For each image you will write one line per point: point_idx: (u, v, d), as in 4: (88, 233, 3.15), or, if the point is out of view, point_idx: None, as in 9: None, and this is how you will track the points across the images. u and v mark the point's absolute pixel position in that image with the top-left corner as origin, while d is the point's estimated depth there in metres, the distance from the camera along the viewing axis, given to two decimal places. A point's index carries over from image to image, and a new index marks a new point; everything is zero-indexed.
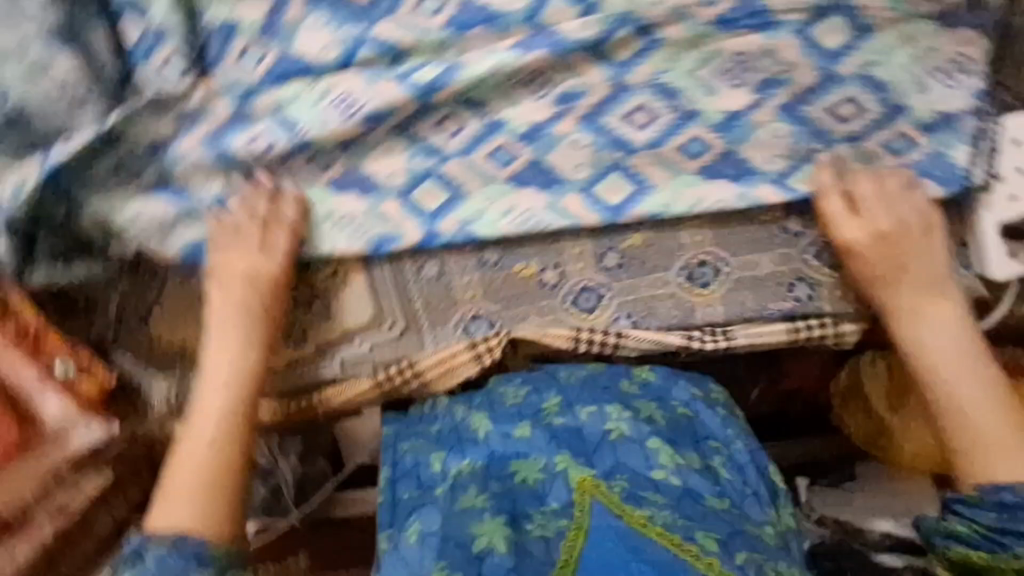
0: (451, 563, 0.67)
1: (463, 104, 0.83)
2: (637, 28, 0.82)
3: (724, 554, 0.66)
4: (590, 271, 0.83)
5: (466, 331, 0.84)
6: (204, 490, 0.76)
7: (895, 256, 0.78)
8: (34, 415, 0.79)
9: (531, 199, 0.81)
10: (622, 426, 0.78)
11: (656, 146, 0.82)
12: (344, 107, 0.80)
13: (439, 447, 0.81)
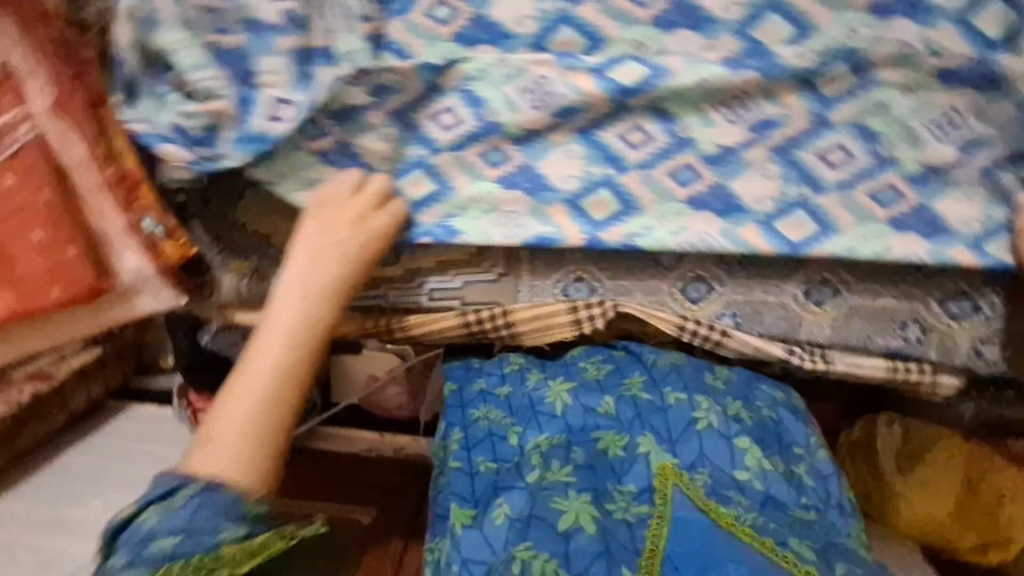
0: (536, 543, 0.65)
1: (653, 111, 0.75)
2: (854, 65, 0.71)
3: (822, 564, 0.63)
4: (709, 263, 0.80)
5: (566, 292, 0.82)
6: (247, 440, 0.69)
7: None
8: (111, 265, 0.76)
9: (707, 225, 0.76)
10: (707, 419, 0.78)
11: (845, 189, 0.74)
12: (534, 96, 0.74)
13: (516, 420, 0.81)
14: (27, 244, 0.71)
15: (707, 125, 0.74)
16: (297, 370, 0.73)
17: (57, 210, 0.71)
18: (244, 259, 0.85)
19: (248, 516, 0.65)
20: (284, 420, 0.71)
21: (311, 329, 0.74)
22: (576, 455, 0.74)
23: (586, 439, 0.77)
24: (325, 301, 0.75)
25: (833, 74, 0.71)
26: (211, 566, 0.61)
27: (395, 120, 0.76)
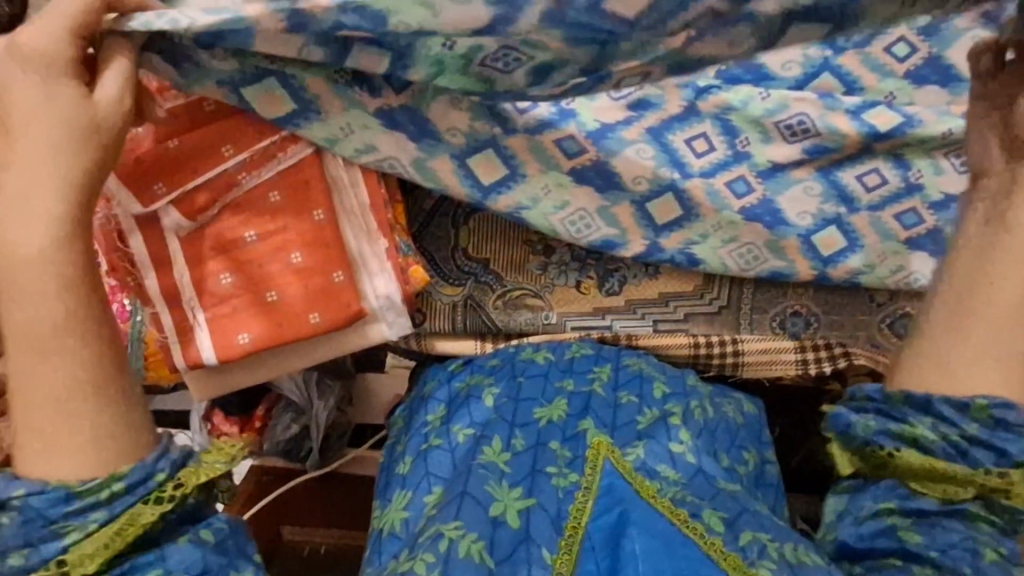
0: (466, 522, 0.60)
1: (890, 157, 0.77)
2: None
3: (728, 537, 0.60)
4: (917, 300, 0.82)
5: (781, 325, 0.83)
6: (80, 407, 0.59)
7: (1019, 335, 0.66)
8: (353, 281, 0.67)
9: (923, 263, 0.79)
10: (658, 418, 0.72)
11: None
12: (791, 133, 0.75)
13: (492, 382, 0.75)
14: (286, 267, 0.65)
15: (938, 173, 0.78)
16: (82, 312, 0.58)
17: (328, 236, 0.66)
18: (459, 285, 0.81)
19: (99, 500, 0.57)
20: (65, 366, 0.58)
21: (32, 256, 0.56)
22: (517, 438, 0.68)
23: (525, 412, 0.70)
24: (38, 221, 0.56)
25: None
26: (69, 570, 0.55)
27: (652, 138, 0.74)
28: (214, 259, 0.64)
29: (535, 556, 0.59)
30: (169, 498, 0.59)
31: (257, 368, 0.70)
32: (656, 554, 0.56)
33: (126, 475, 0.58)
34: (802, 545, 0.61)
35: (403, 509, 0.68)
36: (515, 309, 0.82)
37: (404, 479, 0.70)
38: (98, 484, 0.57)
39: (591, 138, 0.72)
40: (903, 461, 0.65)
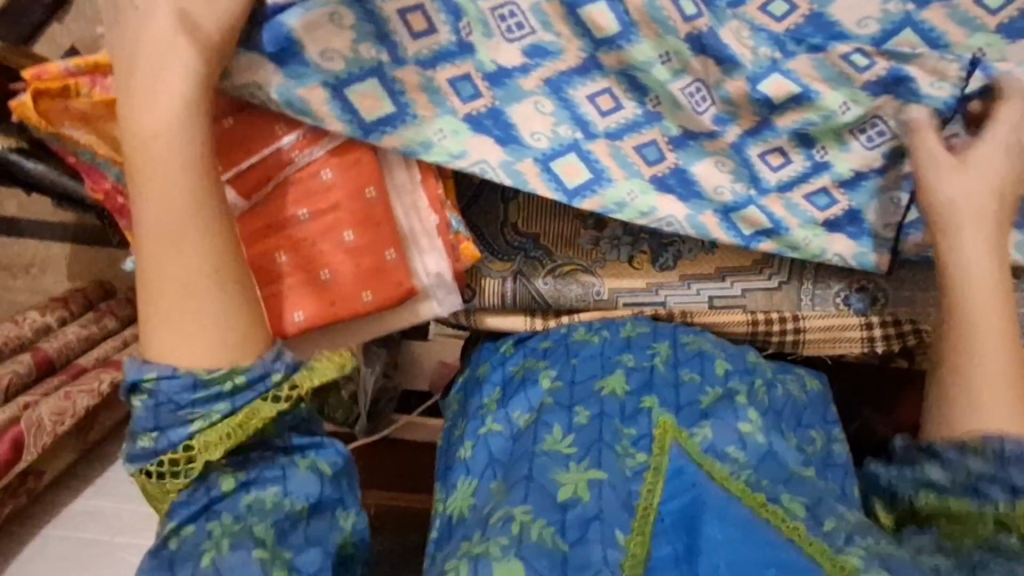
0: (535, 508, 0.60)
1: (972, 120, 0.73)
2: None
3: (810, 523, 0.58)
4: None
5: (845, 301, 0.79)
6: (201, 296, 0.57)
7: (1001, 348, 0.68)
8: (406, 257, 0.68)
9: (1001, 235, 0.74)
10: (722, 397, 0.70)
11: None
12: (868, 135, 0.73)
13: (547, 364, 0.74)
14: (338, 245, 0.65)
15: None
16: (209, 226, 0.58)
17: (379, 214, 0.65)
18: (508, 260, 0.80)
19: (223, 390, 0.57)
20: (186, 248, 0.57)
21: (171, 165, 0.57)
22: (578, 419, 0.67)
23: (584, 392, 0.70)
24: (171, 120, 0.56)
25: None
26: (196, 455, 0.57)
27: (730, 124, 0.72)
28: (269, 239, 0.64)
29: (608, 536, 0.57)
30: (285, 399, 0.58)
31: (310, 348, 0.70)
32: (739, 539, 0.55)
33: (249, 369, 0.57)
34: (882, 538, 0.59)
35: (470, 495, 0.68)
36: (566, 284, 0.80)
37: (468, 466, 0.70)
38: (223, 374, 0.57)
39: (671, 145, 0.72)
40: (921, 505, 0.65)
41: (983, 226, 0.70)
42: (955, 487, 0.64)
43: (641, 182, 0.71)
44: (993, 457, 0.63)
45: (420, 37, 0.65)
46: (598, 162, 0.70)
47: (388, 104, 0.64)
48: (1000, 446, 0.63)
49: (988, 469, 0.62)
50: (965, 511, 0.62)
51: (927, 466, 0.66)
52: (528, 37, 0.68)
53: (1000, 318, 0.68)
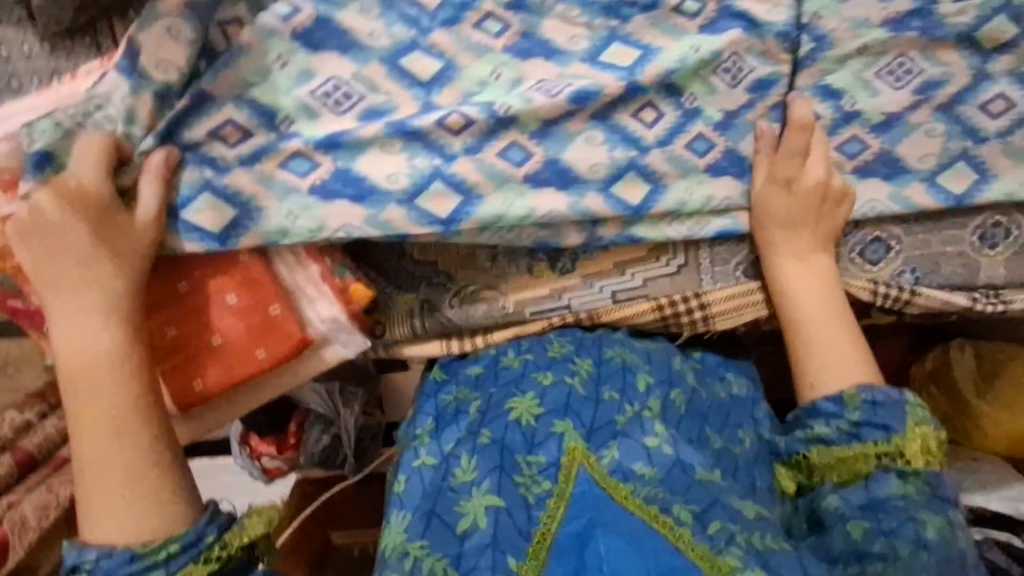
0: (431, 543, 0.64)
1: (819, 91, 0.75)
2: (1013, 17, 0.73)
3: (696, 527, 0.61)
4: (885, 222, 0.79)
5: (747, 272, 0.81)
6: (138, 500, 0.63)
7: (847, 317, 0.79)
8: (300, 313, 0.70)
9: (875, 189, 0.77)
10: (636, 415, 0.73)
11: (1008, 137, 0.75)
12: (732, 78, 0.73)
13: (477, 394, 0.77)
14: (225, 310, 0.68)
15: (874, 96, 0.75)
16: (130, 407, 0.64)
17: (259, 275, 0.69)
18: (413, 291, 0.82)
19: (159, 559, 0.61)
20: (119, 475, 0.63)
21: (106, 359, 0.64)
22: (486, 445, 0.71)
23: (497, 417, 0.73)
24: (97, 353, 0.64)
25: (994, 26, 0.73)
26: None
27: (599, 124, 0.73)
28: (163, 315, 0.68)
29: (500, 562, 0.61)
30: (217, 559, 0.63)
31: (226, 409, 0.72)
32: (626, 553, 0.55)
33: (183, 535, 0.63)
34: (771, 535, 0.64)
35: (402, 531, 0.67)
36: (472, 303, 0.82)
37: (401, 500, 0.70)
38: (159, 545, 0.62)
39: (534, 140, 0.72)
40: (817, 460, 0.76)
41: (795, 258, 0.77)
42: (838, 437, 0.75)
43: (520, 187, 0.73)
44: (862, 411, 0.75)
45: (239, 143, 0.69)
46: (462, 181, 0.72)
47: (230, 211, 0.68)
48: (869, 396, 0.75)
49: (863, 418, 0.74)
50: (850, 455, 0.74)
51: (816, 425, 0.77)
52: (359, 102, 0.71)
53: (831, 313, 0.78)
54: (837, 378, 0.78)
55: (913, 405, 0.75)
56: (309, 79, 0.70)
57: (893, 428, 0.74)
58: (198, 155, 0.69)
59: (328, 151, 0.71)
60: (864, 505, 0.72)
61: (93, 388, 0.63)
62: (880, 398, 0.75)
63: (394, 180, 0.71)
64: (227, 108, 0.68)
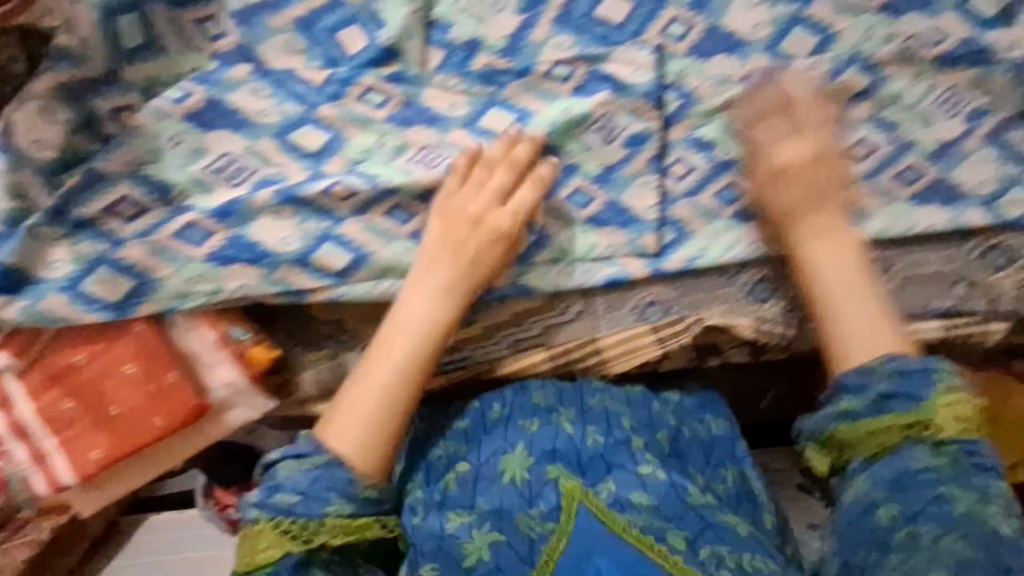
0: (440, 566, 0.70)
1: (693, 145, 0.80)
2: (863, 67, 0.78)
3: (689, 554, 0.67)
4: (769, 263, 0.84)
5: (642, 316, 0.84)
6: (376, 413, 0.72)
7: (867, 285, 0.74)
8: (198, 379, 0.74)
9: (754, 233, 0.82)
10: (620, 446, 0.77)
11: (875, 177, 0.80)
12: (605, 135, 0.77)
13: (463, 443, 0.80)
14: (119, 381, 0.71)
15: (743, 146, 0.80)
16: (413, 356, 0.74)
17: (150, 345, 0.72)
18: (320, 350, 0.85)
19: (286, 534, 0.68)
20: (377, 411, 0.72)
21: (428, 325, 0.75)
22: (482, 503, 0.74)
23: (490, 467, 0.77)
24: (429, 314, 0.75)
25: (846, 77, 0.78)
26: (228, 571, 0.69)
27: None
28: (58, 389, 0.71)
29: None
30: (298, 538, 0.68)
31: (140, 469, 0.75)
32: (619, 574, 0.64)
33: (299, 515, 0.69)
34: (760, 554, 0.70)
35: None
36: None
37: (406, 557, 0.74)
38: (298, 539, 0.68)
39: (420, 202, 0.78)
40: (844, 433, 0.68)
41: (811, 223, 0.76)
42: (867, 409, 0.67)
43: (407, 243, 0.78)
44: (893, 377, 0.67)
45: (137, 218, 0.73)
46: (352, 243, 0.77)
47: (127, 283, 0.72)
48: (898, 365, 0.68)
49: (893, 388, 0.67)
50: (907, 423, 0.65)
51: (843, 400, 0.69)
52: (251, 175, 0.75)
53: (855, 278, 0.74)
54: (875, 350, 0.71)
55: (942, 373, 0.66)
56: (201, 156, 0.74)
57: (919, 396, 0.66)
58: (95, 231, 0.72)
59: (222, 220, 0.74)
60: (893, 484, 0.65)
61: (383, 353, 0.74)
62: (911, 367, 0.67)
63: (285, 245, 0.76)
64: (120, 186, 0.72)
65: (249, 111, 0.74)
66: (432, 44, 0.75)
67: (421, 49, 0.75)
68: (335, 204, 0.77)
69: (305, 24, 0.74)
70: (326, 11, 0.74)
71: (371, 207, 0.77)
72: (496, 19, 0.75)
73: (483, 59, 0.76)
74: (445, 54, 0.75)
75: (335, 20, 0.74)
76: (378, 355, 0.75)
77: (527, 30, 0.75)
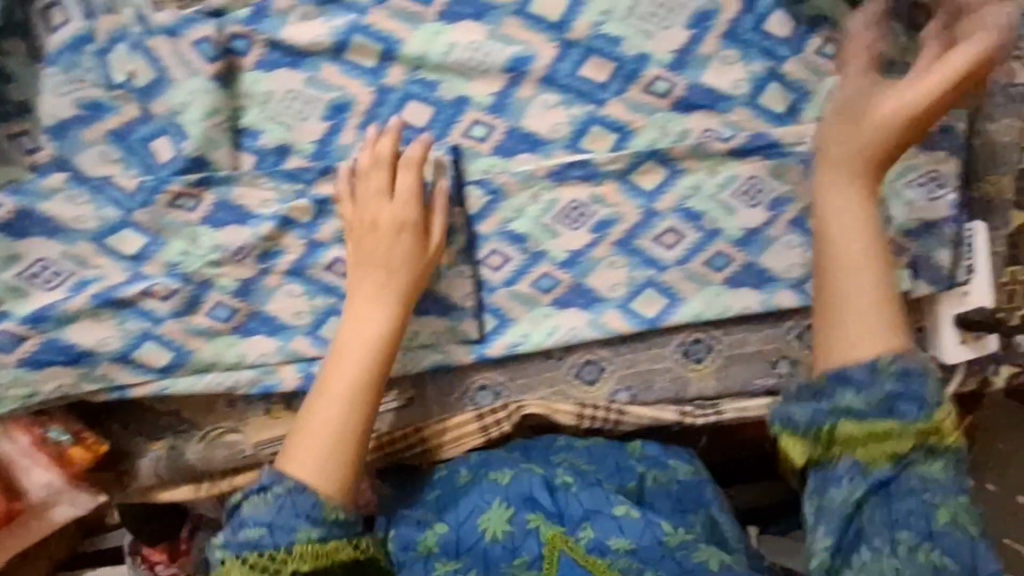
0: None
1: (506, 237, 0.82)
2: (661, 160, 0.79)
3: None
4: (594, 346, 0.87)
5: (472, 400, 0.87)
6: (317, 447, 0.70)
7: (869, 263, 0.67)
8: (15, 482, 0.83)
9: (574, 318, 0.84)
10: (590, 485, 0.76)
11: (685, 264, 0.83)
12: None
13: (439, 512, 0.77)
14: None
15: (554, 237, 0.82)
16: (372, 382, 0.73)
17: None
18: (159, 440, 0.87)
19: (326, 520, 0.69)
20: (344, 428, 0.71)
21: (385, 335, 0.74)
22: (461, 559, 0.72)
23: (469, 522, 0.75)
24: (370, 335, 0.73)
25: (645, 169, 0.80)
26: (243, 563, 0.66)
27: (296, 277, 0.81)
28: None
29: None
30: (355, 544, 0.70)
31: None
32: None
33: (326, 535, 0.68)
34: None
35: None
36: (215, 446, 0.87)
37: None
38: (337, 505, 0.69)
39: (236, 298, 0.81)
40: (843, 432, 0.64)
41: (844, 188, 0.69)
42: (870, 410, 0.63)
43: (230, 338, 0.82)
44: (893, 380, 0.64)
45: None
46: (173, 342, 0.80)
47: None
48: (900, 365, 0.64)
49: (893, 389, 0.63)
50: (884, 430, 0.63)
51: (842, 396, 0.65)
52: (68, 279, 0.78)
53: (867, 266, 0.68)
54: (856, 347, 0.66)
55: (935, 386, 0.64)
56: (15, 262, 0.77)
57: (919, 412, 0.63)
58: None
59: (37, 325, 0.77)
60: (887, 515, 0.62)
61: (341, 357, 0.73)
62: (913, 366, 0.64)
63: (103, 346, 0.78)
64: None
65: (62, 220, 0.77)
66: (244, 150, 0.79)
67: (230, 156, 0.78)
68: (151, 304, 0.79)
69: (119, 136, 0.77)
70: (134, 123, 0.77)
71: (190, 307, 0.80)
72: (300, 126, 0.78)
73: (295, 162, 0.79)
74: (256, 159, 0.79)
75: (144, 132, 0.77)
76: (334, 374, 0.72)
77: (333, 134, 0.78)
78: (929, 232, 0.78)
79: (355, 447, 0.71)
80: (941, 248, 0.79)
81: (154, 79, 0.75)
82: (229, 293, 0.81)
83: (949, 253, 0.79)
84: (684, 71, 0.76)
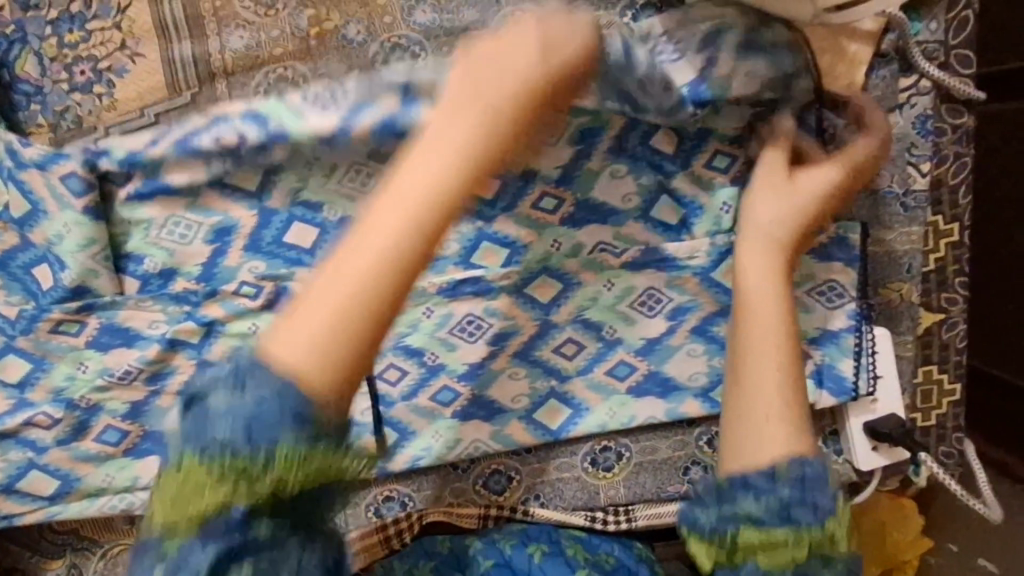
0: None
1: (402, 351, 0.80)
2: (555, 274, 0.78)
3: None
4: (501, 455, 0.85)
5: (377, 513, 0.84)
6: (346, 307, 0.49)
7: (772, 327, 0.63)
8: None
9: (477, 431, 0.81)
10: (543, 552, 0.78)
11: (586, 374, 0.81)
12: None
13: None
14: None
15: (452, 350, 0.80)
16: (415, 239, 0.51)
17: None
18: (58, 558, 0.84)
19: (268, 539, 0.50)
20: (379, 296, 0.50)
21: (409, 268, 0.51)
22: None
23: None
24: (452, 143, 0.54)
25: (539, 283, 0.78)
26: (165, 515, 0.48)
27: None
28: None
29: None
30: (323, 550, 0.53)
31: None
32: None
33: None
34: None
35: None
36: (114, 565, 0.84)
37: None
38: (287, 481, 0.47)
39: (126, 420, 0.78)
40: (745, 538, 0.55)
41: (767, 242, 0.67)
42: (768, 518, 0.55)
43: (122, 461, 0.79)
44: (794, 488, 0.55)
45: None
46: (60, 470, 0.78)
47: None
48: (800, 469, 0.56)
49: (794, 496, 0.55)
50: (779, 538, 0.54)
51: (741, 502, 0.56)
52: None
53: (784, 346, 0.63)
54: (759, 452, 0.58)
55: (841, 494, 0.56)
56: None
57: (829, 509, 0.55)
58: None
59: None
60: None
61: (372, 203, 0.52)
62: (813, 471, 0.56)
63: None
64: None
65: None
66: (127, 274, 0.78)
67: (112, 281, 0.76)
68: (37, 433, 0.77)
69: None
70: (15, 252, 0.76)
71: (78, 433, 0.78)
72: (184, 248, 0.76)
73: (180, 283, 0.77)
74: (142, 282, 0.77)
75: (25, 260, 0.76)
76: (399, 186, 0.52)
77: (219, 256, 0.77)
78: (833, 341, 0.77)
79: (373, 312, 0.50)
80: (846, 358, 0.77)
81: (28, 210, 0.74)
82: (117, 417, 0.78)
83: (852, 363, 0.77)
84: (571, 186, 0.77)
